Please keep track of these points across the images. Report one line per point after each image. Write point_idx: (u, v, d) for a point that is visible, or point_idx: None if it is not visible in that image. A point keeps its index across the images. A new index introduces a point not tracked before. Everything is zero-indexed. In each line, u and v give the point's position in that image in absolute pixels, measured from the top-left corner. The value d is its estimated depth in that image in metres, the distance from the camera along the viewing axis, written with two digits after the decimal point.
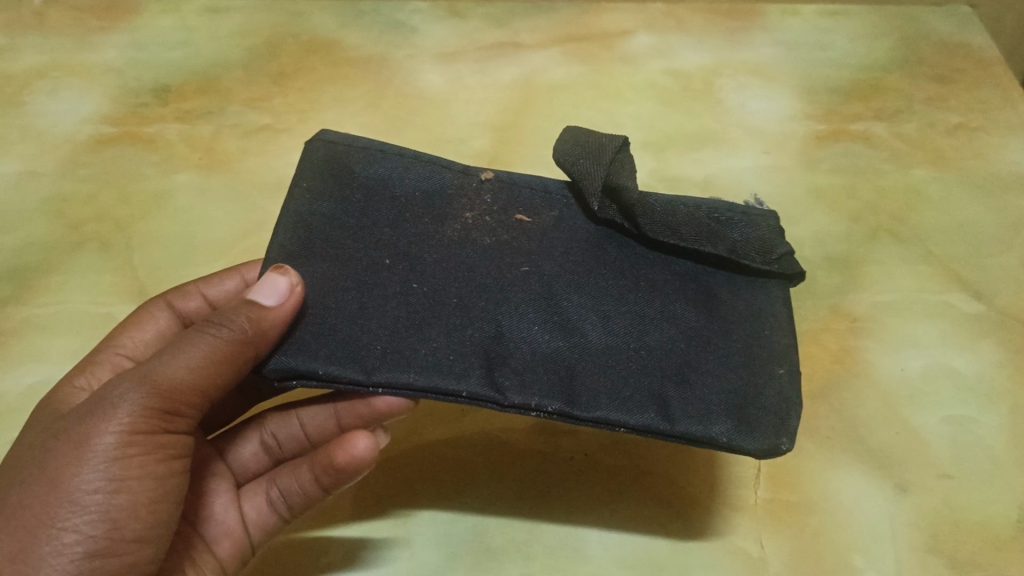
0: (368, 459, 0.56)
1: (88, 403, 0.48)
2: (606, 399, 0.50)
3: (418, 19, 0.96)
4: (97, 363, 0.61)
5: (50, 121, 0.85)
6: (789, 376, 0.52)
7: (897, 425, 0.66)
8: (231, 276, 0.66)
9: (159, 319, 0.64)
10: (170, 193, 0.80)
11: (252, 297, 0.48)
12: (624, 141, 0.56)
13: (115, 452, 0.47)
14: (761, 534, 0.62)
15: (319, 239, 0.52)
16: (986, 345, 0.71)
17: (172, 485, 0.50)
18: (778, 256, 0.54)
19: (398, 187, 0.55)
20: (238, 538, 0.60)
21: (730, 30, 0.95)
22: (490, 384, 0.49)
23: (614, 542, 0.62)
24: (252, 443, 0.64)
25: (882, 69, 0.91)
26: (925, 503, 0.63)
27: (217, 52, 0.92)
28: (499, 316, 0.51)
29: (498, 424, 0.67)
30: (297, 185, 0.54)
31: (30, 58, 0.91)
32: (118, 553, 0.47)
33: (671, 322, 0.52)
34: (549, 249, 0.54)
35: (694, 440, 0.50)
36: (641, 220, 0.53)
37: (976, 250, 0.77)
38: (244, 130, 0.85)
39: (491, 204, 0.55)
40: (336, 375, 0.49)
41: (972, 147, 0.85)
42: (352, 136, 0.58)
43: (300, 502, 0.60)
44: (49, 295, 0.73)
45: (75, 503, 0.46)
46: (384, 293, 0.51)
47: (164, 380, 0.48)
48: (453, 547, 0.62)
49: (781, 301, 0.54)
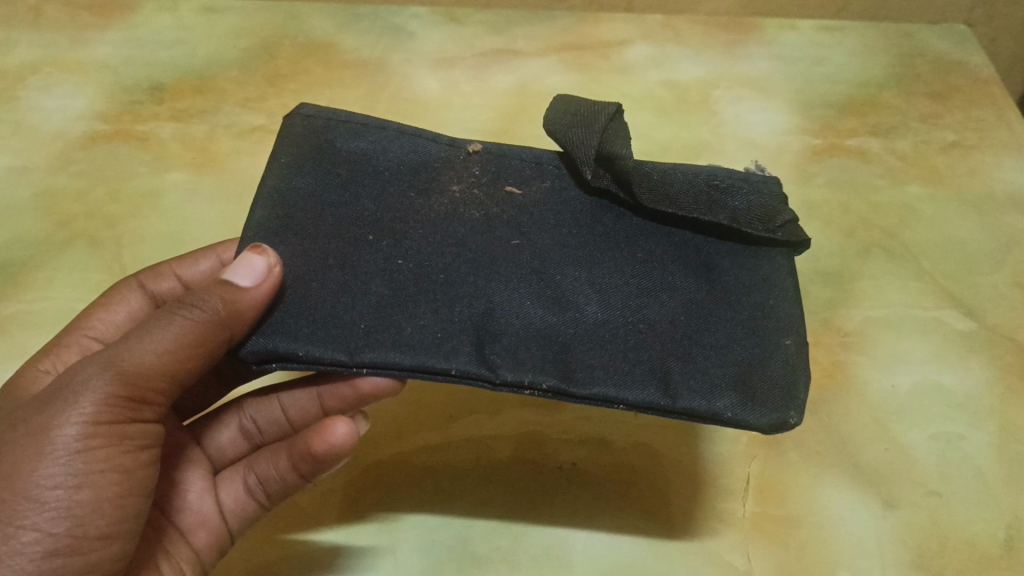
0: (346, 446, 0.55)
1: (50, 391, 0.48)
2: (603, 375, 0.49)
3: (416, 24, 0.95)
4: (64, 345, 0.60)
5: (42, 116, 0.85)
6: (798, 346, 0.50)
7: (885, 440, 0.66)
8: (206, 255, 0.65)
9: (131, 302, 0.64)
10: (161, 192, 0.79)
11: (226, 277, 0.47)
12: (618, 106, 0.55)
13: (77, 445, 0.46)
14: (747, 547, 0.62)
15: (300, 214, 0.52)
16: (976, 362, 0.71)
17: (140, 477, 0.49)
18: (782, 223, 0.53)
19: (382, 161, 0.55)
20: (214, 528, 0.60)
21: (728, 42, 0.95)
22: (480, 362, 0.49)
23: (598, 553, 0.61)
24: (230, 428, 0.64)
25: (878, 85, 0.91)
26: (911, 520, 0.62)
27: (213, 51, 0.91)
28: (488, 293, 0.51)
29: (482, 429, 0.67)
30: (276, 162, 0.55)
31: (24, 53, 0.90)
32: (82, 552, 0.47)
33: (669, 295, 0.51)
34: (539, 222, 0.54)
35: (698, 416, 0.49)
36: (636, 188, 0.52)
37: (968, 268, 0.77)
38: (237, 131, 0.84)
39: (478, 176, 0.55)
40: (317, 356, 0.48)
41: (966, 165, 0.85)
42: (332, 110, 0.58)
43: (278, 490, 0.60)
44: (35, 291, 0.73)
45: (34, 499, 0.45)
46: (368, 270, 0.51)
47: (131, 366, 0.47)
48: (435, 555, 0.61)
49: (787, 269, 0.53)
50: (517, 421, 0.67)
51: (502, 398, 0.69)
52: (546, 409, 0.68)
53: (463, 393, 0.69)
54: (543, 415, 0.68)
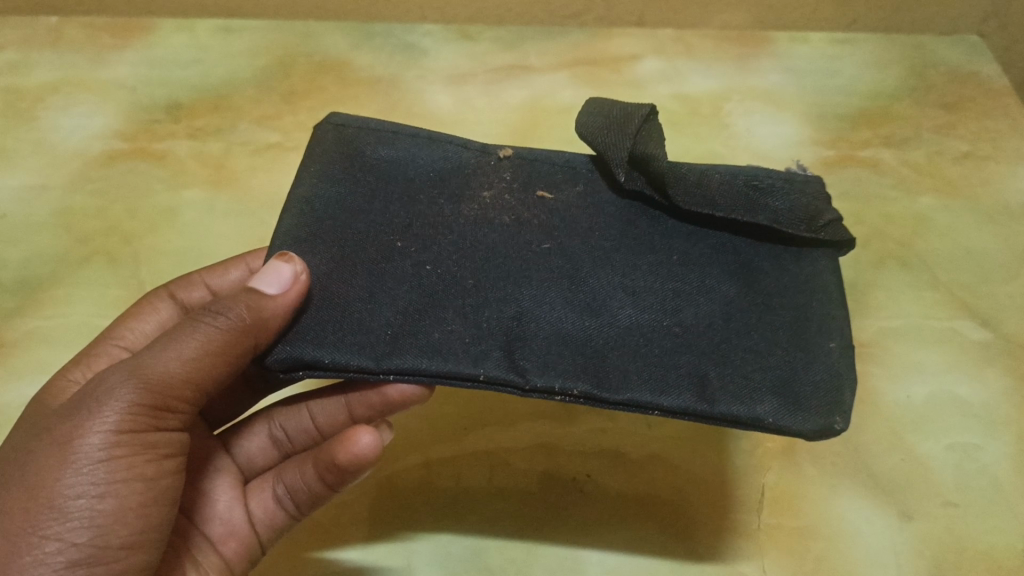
0: (371, 456, 0.55)
1: (75, 400, 0.48)
2: (637, 380, 0.49)
3: (429, 41, 0.96)
4: (94, 355, 0.60)
5: (62, 136, 0.86)
6: (842, 350, 0.51)
7: (901, 451, 0.66)
8: (236, 265, 0.66)
9: (161, 311, 0.64)
10: (179, 208, 0.80)
11: (253, 285, 0.48)
12: (652, 107, 0.55)
13: (101, 455, 0.47)
14: (763, 559, 0.62)
15: (331, 217, 0.53)
16: (993, 373, 0.71)
17: (163, 485, 0.49)
18: (826, 223, 0.53)
19: (411, 167, 0.56)
20: (244, 538, 0.60)
21: (740, 56, 0.95)
22: (510, 367, 0.49)
23: (613, 566, 0.61)
24: (260, 437, 0.64)
25: (890, 96, 0.92)
26: (929, 530, 0.63)
27: (229, 70, 0.92)
28: (518, 298, 0.51)
29: (498, 441, 0.67)
30: (308, 165, 0.56)
31: (43, 73, 0.92)
32: (104, 562, 0.47)
33: (706, 299, 0.51)
34: (572, 226, 0.54)
35: (737, 421, 0.49)
36: (672, 191, 0.53)
37: (984, 277, 0.77)
38: (253, 148, 0.85)
39: (510, 180, 0.56)
40: (342, 363, 0.49)
41: (980, 175, 0.85)
42: (362, 118, 0.60)
43: (306, 500, 0.60)
44: (55, 308, 0.74)
45: (57, 509, 0.46)
46: (397, 276, 0.51)
47: (155, 375, 0.47)
48: (450, 567, 0.61)
49: (829, 270, 0.54)
50: (532, 434, 0.67)
51: (517, 410, 0.69)
52: (561, 421, 0.68)
53: (480, 405, 0.69)
54: (558, 427, 0.68)
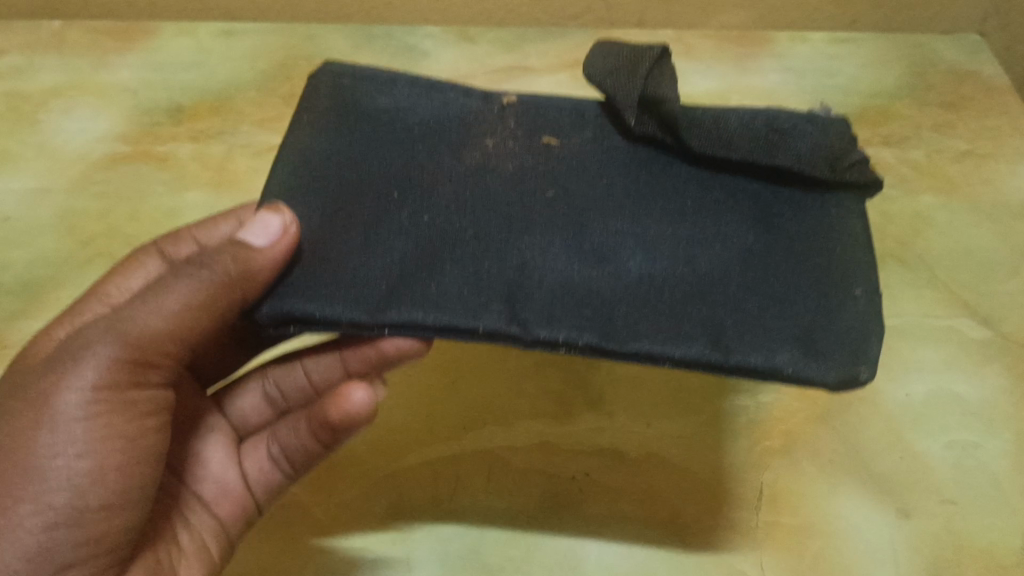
0: (364, 415, 0.57)
1: (57, 354, 0.49)
2: (646, 331, 0.48)
3: (430, 43, 0.97)
4: (83, 311, 0.61)
5: (64, 139, 0.87)
6: (868, 296, 0.51)
7: (900, 449, 0.66)
8: (226, 219, 0.66)
9: (149, 266, 0.64)
10: (180, 211, 0.81)
11: (241, 239, 0.48)
12: (662, 48, 0.56)
13: (80, 412, 0.48)
14: (760, 557, 0.62)
15: (321, 177, 0.54)
16: (992, 371, 0.71)
17: (145, 443, 0.51)
18: (848, 165, 0.54)
19: (409, 118, 0.57)
20: (239, 498, 0.63)
21: (740, 56, 0.95)
22: (511, 319, 0.49)
23: (610, 564, 0.62)
24: (253, 394, 0.67)
25: (890, 95, 0.92)
26: (926, 528, 0.63)
27: (231, 73, 0.93)
28: (521, 247, 0.51)
29: (496, 440, 0.67)
30: (302, 123, 0.57)
31: (47, 77, 0.92)
32: (82, 523, 0.48)
33: (721, 246, 0.51)
34: (575, 176, 0.55)
35: (754, 371, 0.48)
36: (684, 132, 0.53)
37: (984, 275, 0.77)
38: (255, 150, 0.86)
39: (515, 129, 0.57)
40: (338, 316, 0.49)
41: (980, 173, 0.84)
42: (361, 68, 0.61)
43: (301, 460, 0.63)
44: (59, 309, 0.74)
45: (37, 468, 0.47)
46: (395, 228, 0.52)
47: (135, 331, 0.48)
48: (448, 565, 0.62)
49: (854, 215, 0.54)
50: (530, 433, 0.68)
51: (516, 409, 0.69)
52: (559, 420, 0.68)
53: (478, 403, 0.69)
54: (556, 426, 0.68)
